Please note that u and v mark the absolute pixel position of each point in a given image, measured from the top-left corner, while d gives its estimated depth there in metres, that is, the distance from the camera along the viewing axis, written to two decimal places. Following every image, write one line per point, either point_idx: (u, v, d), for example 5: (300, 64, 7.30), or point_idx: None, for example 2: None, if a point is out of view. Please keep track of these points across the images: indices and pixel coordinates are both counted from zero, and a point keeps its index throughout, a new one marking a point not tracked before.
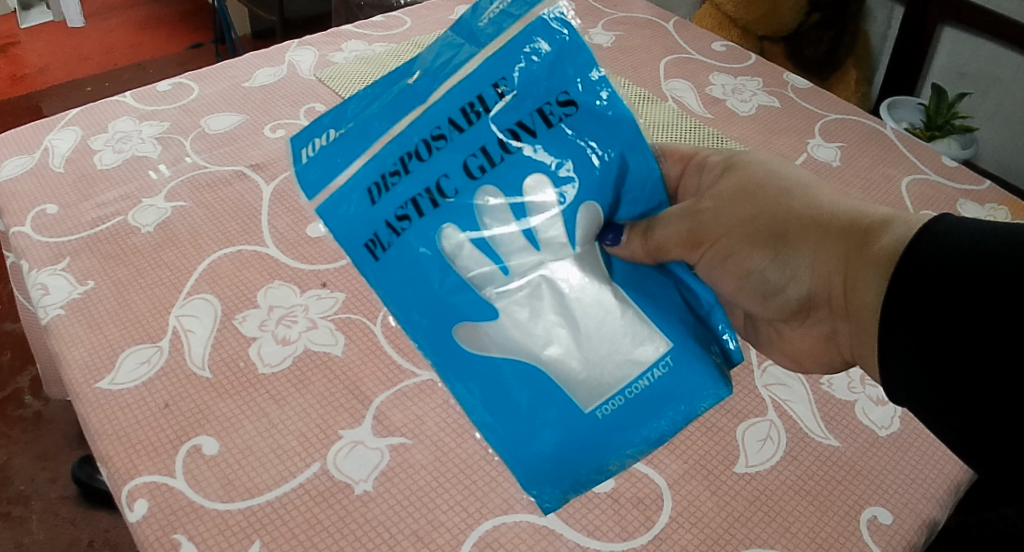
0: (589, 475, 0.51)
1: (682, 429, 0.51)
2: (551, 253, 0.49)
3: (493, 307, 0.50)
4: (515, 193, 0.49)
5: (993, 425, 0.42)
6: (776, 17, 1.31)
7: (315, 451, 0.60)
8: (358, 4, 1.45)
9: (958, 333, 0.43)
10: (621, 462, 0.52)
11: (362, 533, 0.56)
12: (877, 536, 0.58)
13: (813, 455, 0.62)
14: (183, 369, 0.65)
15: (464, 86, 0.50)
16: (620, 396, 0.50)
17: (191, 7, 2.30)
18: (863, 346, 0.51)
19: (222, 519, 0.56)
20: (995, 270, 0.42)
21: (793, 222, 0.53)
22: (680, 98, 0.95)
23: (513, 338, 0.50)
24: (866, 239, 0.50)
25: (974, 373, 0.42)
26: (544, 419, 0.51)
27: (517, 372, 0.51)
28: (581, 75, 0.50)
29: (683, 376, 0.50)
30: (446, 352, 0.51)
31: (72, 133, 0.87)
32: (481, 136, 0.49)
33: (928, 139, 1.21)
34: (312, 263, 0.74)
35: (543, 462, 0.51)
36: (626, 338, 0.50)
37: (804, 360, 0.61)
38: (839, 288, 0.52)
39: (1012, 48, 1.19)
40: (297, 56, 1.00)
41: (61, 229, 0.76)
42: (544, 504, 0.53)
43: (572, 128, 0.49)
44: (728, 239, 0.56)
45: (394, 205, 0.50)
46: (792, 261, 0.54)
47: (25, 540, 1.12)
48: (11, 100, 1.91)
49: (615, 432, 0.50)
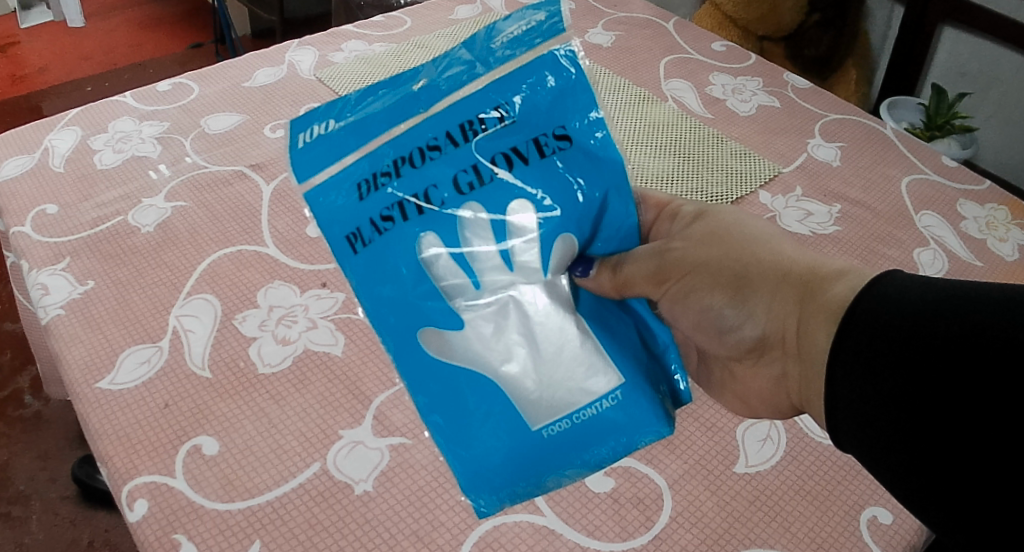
0: (527, 488, 0.51)
1: (620, 458, 0.51)
2: (523, 276, 0.49)
3: (459, 318, 0.49)
4: (500, 215, 0.48)
5: (940, 475, 0.41)
6: (776, 17, 1.31)
7: (315, 451, 0.60)
8: (358, 4, 1.45)
9: (901, 381, 0.43)
10: (558, 477, 0.52)
11: (362, 533, 0.56)
12: (877, 536, 0.58)
13: (813, 455, 0.62)
14: (183, 369, 0.65)
15: (467, 102, 0.50)
16: (567, 420, 0.50)
17: (190, 7, 2.30)
18: (811, 388, 0.52)
19: (222, 519, 0.56)
20: (937, 321, 0.42)
21: (755, 266, 0.55)
22: (680, 98, 0.95)
23: (474, 349, 0.49)
24: (822, 285, 0.51)
25: (917, 421, 0.42)
26: (491, 431, 0.50)
27: (470, 382, 0.50)
28: (580, 113, 0.50)
29: (631, 411, 0.50)
30: (405, 352, 0.50)
31: (72, 133, 0.87)
32: (475, 153, 0.49)
33: (928, 139, 1.21)
34: (312, 263, 0.74)
35: (482, 472, 0.51)
36: (581, 366, 0.49)
37: (753, 401, 0.60)
38: (793, 329, 0.53)
39: (1012, 48, 1.19)
40: (297, 56, 1.00)
41: (61, 229, 0.76)
42: (481, 509, 0.52)
43: (563, 162, 0.49)
44: (693, 276, 0.57)
45: (380, 205, 0.49)
46: (751, 301, 0.55)
47: (25, 540, 1.12)
48: (11, 100, 1.91)
49: (555, 452, 0.50)
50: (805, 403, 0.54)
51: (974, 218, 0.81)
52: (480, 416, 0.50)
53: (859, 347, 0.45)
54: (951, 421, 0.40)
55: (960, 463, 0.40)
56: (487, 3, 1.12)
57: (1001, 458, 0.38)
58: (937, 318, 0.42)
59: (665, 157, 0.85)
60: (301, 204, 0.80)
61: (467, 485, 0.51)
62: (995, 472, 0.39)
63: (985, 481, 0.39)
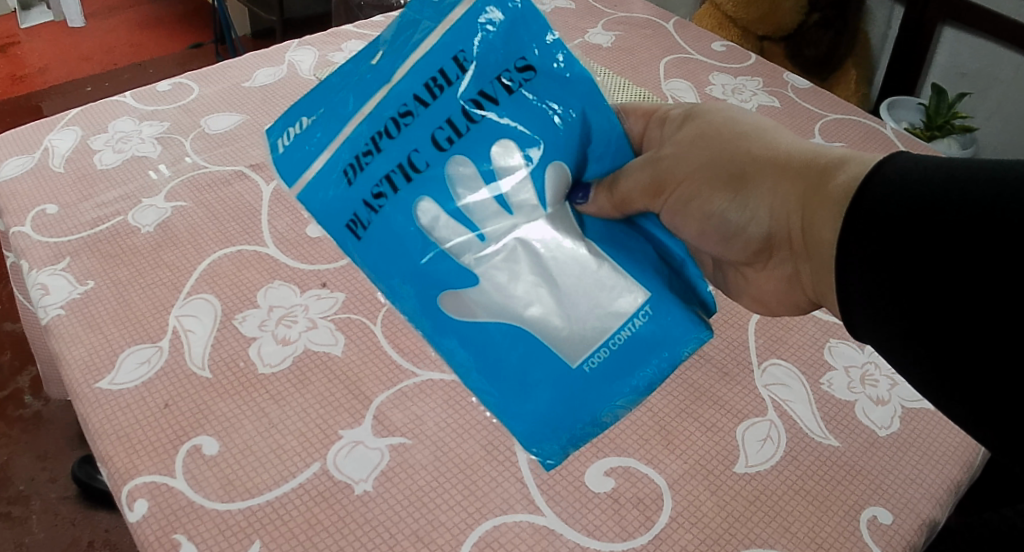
0: (584, 428, 0.50)
1: (668, 376, 0.51)
2: (523, 216, 0.49)
3: (473, 274, 0.49)
4: (486, 162, 0.48)
5: (969, 352, 0.40)
6: (776, 17, 1.31)
7: (315, 451, 0.60)
8: (358, 4, 1.45)
9: (909, 269, 0.42)
10: (618, 411, 0.51)
11: (362, 533, 0.56)
12: (877, 536, 0.58)
13: (813, 455, 0.62)
14: (183, 369, 0.65)
15: (425, 61, 0.49)
16: (605, 347, 0.50)
17: (191, 7, 2.30)
18: (822, 284, 0.51)
19: (222, 520, 0.56)
20: (943, 206, 0.41)
21: (752, 164, 0.53)
22: (680, 98, 0.95)
23: (496, 301, 0.49)
24: (822, 180, 0.49)
25: (928, 308, 0.41)
26: (535, 378, 0.50)
27: (506, 336, 0.50)
28: (537, 39, 0.49)
29: (664, 323, 0.50)
30: (435, 324, 0.51)
31: (72, 133, 0.87)
32: (446, 108, 0.48)
33: (928, 138, 1.21)
34: (312, 263, 0.74)
35: (542, 424, 0.50)
36: (605, 290, 0.50)
37: (769, 302, 0.60)
38: (798, 229, 0.51)
39: (1011, 48, 1.19)
40: (297, 57, 1.00)
41: (61, 229, 0.76)
42: (545, 462, 0.51)
43: (534, 94, 0.49)
44: (691, 182, 0.54)
45: (369, 184, 0.49)
46: (752, 200, 0.53)
47: (26, 540, 1.12)
48: (11, 100, 1.90)
49: (605, 382, 0.50)
50: (819, 299, 0.53)
51: None
52: (524, 368, 0.50)
53: (865, 233, 0.44)
54: (961, 308, 0.40)
55: (972, 350, 0.40)
56: None
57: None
58: (945, 202, 0.41)
59: None
60: (302, 204, 0.80)
61: (531, 440, 0.50)
62: (1009, 356, 0.38)
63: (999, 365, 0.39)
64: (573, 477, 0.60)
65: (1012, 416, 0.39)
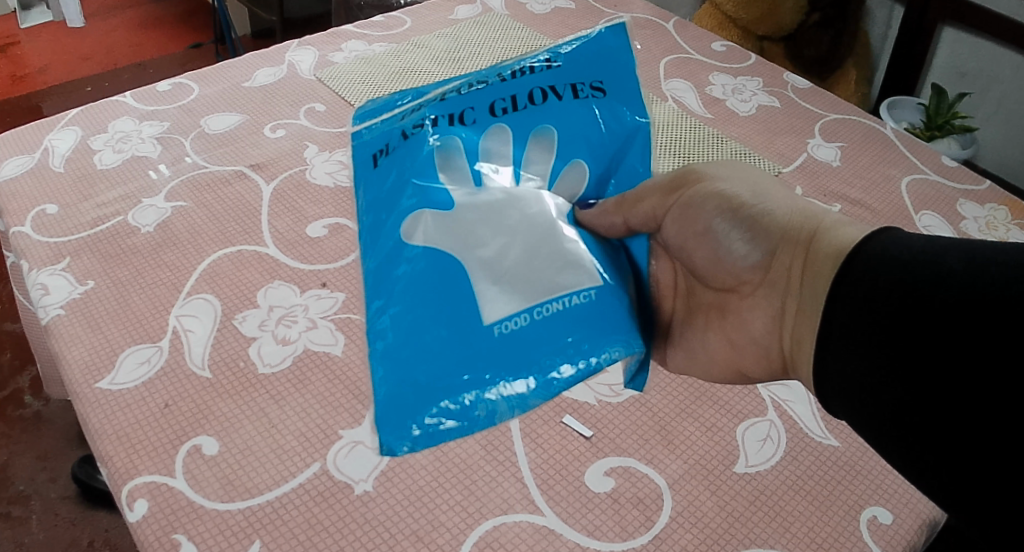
0: (455, 400, 0.41)
1: (576, 383, 0.42)
2: (529, 190, 0.45)
3: (449, 196, 0.44)
4: (526, 142, 0.46)
5: (947, 442, 0.37)
6: (776, 17, 1.31)
7: (315, 451, 0.60)
8: (358, 4, 1.45)
9: (897, 325, 0.39)
10: (503, 398, 0.41)
11: (361, 533, 0.56)
12: (877, 536, 0.58)
13: (813, 455, 0.63)
14: (183, 369, 0.65)
15: (521, 58, 0.49)
16: (527, 314, 0.43)
17: (191, 7, 2.30)
18: (804, 323, 0.46)
19: (222, 519, 0.56)
20: (941, 259, 0.39)
21: (773, 201, 0.51)
22: (680, 98, 0.95)
23: (453, 231, 0.44)
24: (836, 222, 0.47)
25: (911, 370, 0.38)
26: (440, 326, 0.42)
27: (429, 268, 0.43)
28: (622, 70, 0.48)
29: (603, 316, 0.43)
30: (378, 240, 0.45)
31: (72, 133, 0.87)
32: (515, 87, 0.47)
33: (928, 138, 1.21)
34: (312, 263, 0.74)
35: (409, 382, 0.42)
36: (557, 258, 0.44)
37: (743, 349, 0.55)
38: (799, 263, 0.47)
39: (1011, 48, 1.19)
40: (297, 57, 1.00)
41: (61, 229, 0.76)
42: (390, 436, 0.41)
43: (599, 109, 0.47)
44: (707, 199, 0.52)
45: (414, 119, 0.46)
46: (761, 232, 0.51)
47: (25, 540, 1.12)
48: (11, 100, 1.90)
49: (509, 355, 0.42)
50: (793, 347, 0.48)
51: (973, 218, 0.81)
52: (430, 308, 0.42)
53: (860, 282, 0.41)
54: (948, 399, 0.37)
55: (956, 433, 0.36)
56: (487, 3, 1.12)
57: (1005, 419, 0.35)
58: (943, 255, 0.39)
59: (666, 158, 0.84)
60: (302, 204, 0.80)
61: (388, 403, 0.42)
62: (994, 437, 0.35)
63: (982, 442, 0.36)
64: (573, 477, 0.60)
65: (995, 498, 0.36)
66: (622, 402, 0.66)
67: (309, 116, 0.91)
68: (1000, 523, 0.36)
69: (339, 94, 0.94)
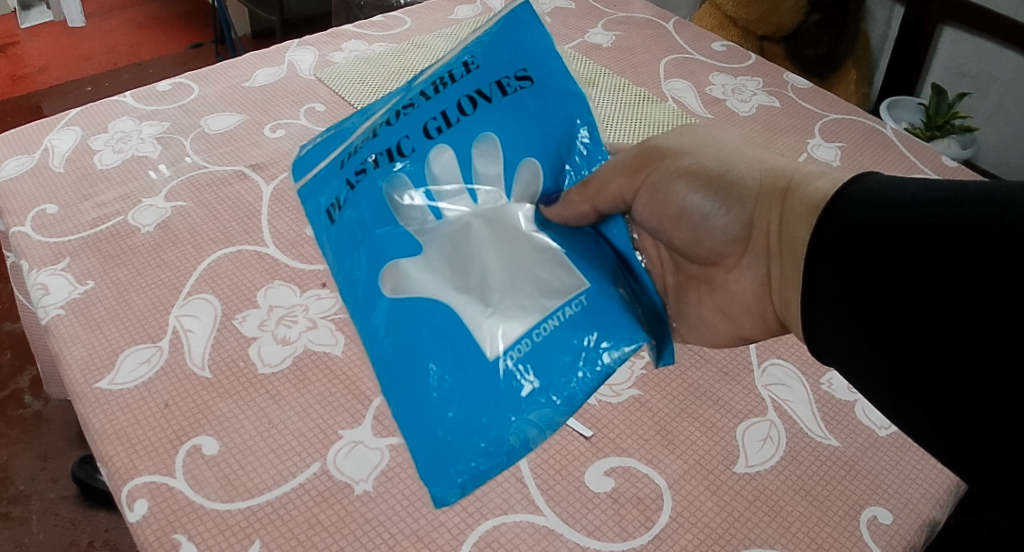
0: (490, 439, 0.43)
1: (598, 388, 0.44)
2: (489, 203, 0.46)
3: (416, 241, 0.45)
4: (469, 155, 0.46)
5: (939, 385, 0.37)
6: (775, 17, 1.32)
7: (315, 451, 0.60)
8: (358, 4, 1.45)
9: (880, 274, 0.39)
10: (532, 422, 0.43)
11: (362, 533, 0.56)
12: (877, 536, 0.58)
13: (813, 455, 0.63)
14: (183, 369, 0.65)
15: (442, 68, 0.49)
16: (528, 339, 0.44)
17: (191, 7, 2.30)
18: (789, 283, 0.48)
19: (222, 519, 0.56)
20: (914, 210, 0.39)
21: (735, 164, 0.51)
22: (680, 98, 0.95)
23: (431, 273, 0.45)
24: (803, 180, 0.47)
25: (897, 318, 0.38)
26: (444, 368, 0.43)
27: (420, 315, 0.44)
28: (540, 56, 0.48)
29: (598, 317, 0.45)
30: (363, 304, 0.46)
31: (72, 133, 0.87)
32: (444, 102, 0.47)
33: (928, 138, 1.21)
34: (312, 264, 0.74)
35: (438, 434, 0.43)
36: (541, 276, 0.45)
37: (736, 314, 0.55)
38: (775, 221, 0.48)
39: (1011, 47, 1.19)
40: (297, 56, 1.00)
41: (61, 229, 0.76)
42: (444, 487, 0.43)
43: (532, 99, 0.47)
44: (672, 170, 0.52)
45: (355, 164, 0.47)
46: (732, 197, 0.51)
47: (25, 540, 1.12)
48: (11, 100, 1.90)
49: (520, 382, 0.43)
50: (783, 309, 0.49)
51: None
52: (430, 351, 0.44)
53: (838, 243, 0.42)
54: (937, 345, 0.37)
55: (947, 378, 0.37)
56: (487, 3, 1.12)
57: (991, 363, 0.35)
58: (917, 207, 0.39)
59: None
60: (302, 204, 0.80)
61: (427, 456, 0.43)
62: (981, 380, 0.35)
63: (970, 374, 0.36)
64: (573, 477, 0.60)
65: (989, 442, 0.35)
66: (622, 402, 0.65)
67: (309, 116, 0.91)
68: (992, 466, 0.36)
69: (339, 95, 0.94)
